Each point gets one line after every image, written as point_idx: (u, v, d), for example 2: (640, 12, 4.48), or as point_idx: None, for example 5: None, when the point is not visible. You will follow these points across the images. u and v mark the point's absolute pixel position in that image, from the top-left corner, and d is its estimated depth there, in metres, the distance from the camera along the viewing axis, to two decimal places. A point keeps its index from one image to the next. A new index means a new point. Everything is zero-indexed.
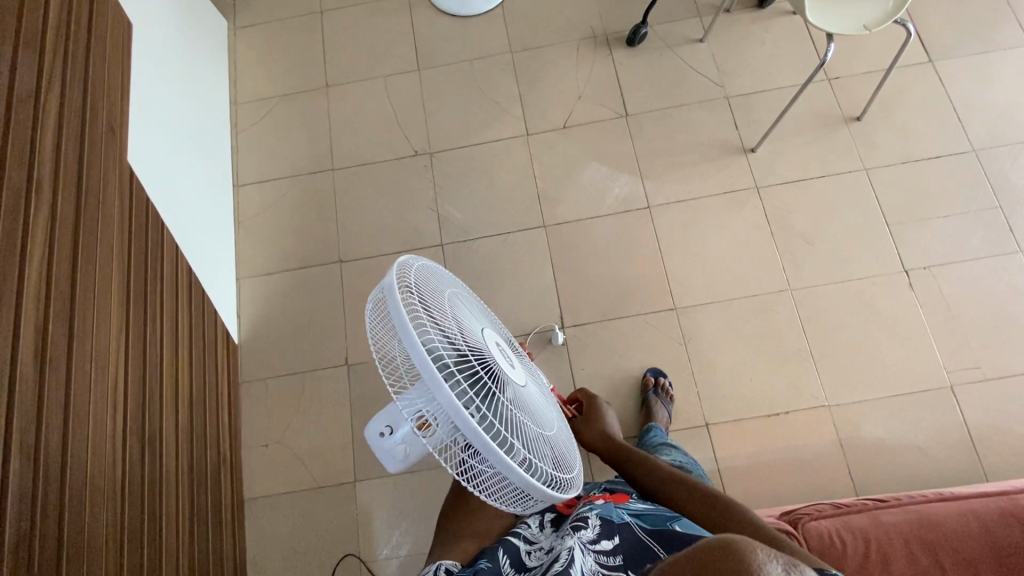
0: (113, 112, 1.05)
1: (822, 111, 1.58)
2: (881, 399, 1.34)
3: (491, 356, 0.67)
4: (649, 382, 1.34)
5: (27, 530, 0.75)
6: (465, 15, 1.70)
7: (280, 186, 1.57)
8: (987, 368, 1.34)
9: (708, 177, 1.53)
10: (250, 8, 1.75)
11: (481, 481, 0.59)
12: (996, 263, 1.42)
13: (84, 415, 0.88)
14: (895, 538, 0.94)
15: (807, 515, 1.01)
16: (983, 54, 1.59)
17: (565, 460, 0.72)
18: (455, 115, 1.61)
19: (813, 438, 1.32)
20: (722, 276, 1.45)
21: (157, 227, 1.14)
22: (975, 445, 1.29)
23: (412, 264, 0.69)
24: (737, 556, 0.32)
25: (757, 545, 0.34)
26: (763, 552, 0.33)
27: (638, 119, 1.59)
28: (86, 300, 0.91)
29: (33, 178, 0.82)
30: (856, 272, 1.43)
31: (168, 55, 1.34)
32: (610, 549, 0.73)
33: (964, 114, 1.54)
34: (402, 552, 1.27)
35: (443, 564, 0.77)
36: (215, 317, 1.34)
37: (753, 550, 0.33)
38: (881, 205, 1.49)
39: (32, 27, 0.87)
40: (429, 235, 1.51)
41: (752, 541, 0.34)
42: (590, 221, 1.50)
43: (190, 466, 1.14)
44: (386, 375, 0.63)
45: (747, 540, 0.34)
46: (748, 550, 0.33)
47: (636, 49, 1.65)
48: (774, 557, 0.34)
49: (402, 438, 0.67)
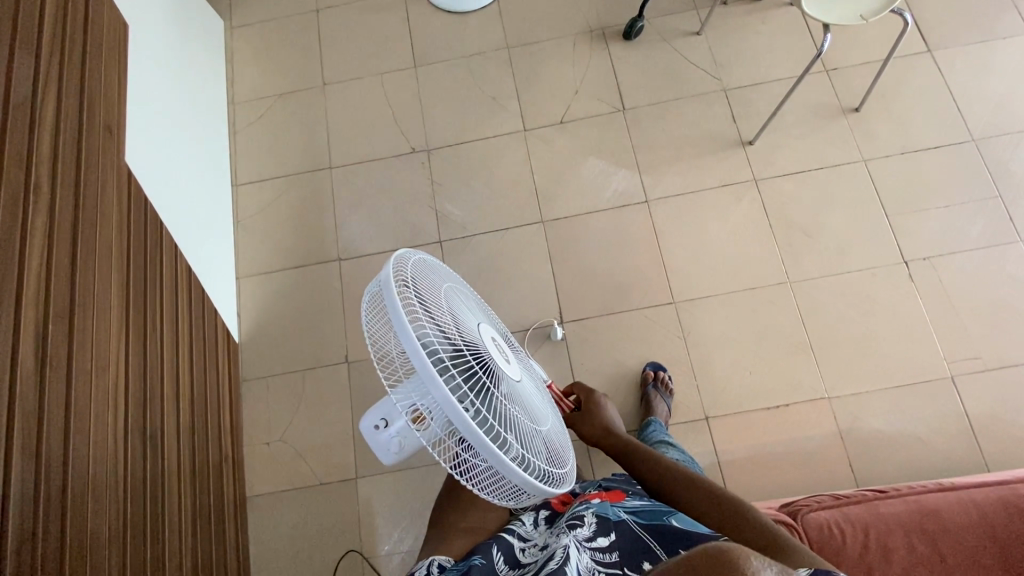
0: (110, 114, 1.05)
1: (821, 102, 1.57)
2: (881, 390, 1.34)
3: (487, 351, 0.68)
4: (649, 375, 1.34)
5: (30, 531, 0.75)
6: (461, 10, 1.70)
7: (279, 184, 1.57)
8: (988, 358, 1.34)
9: (707, 169, 1.53)
10: (246, 7, 1.75)
11: (474, 475, 0.60)
12: (996, 253, 1.41)
13: (86, 415, 0.88)
14: (894, 528, 0.95)
15: (807, 506, 1.00)
16: (983, 43, 1.58)
17: (558, 454, 0.72)
18: (452, 111, 1.61)
19: (813, 431, 1.32)
20: (721, 269, 1.45)
21: (156, 228, 1.15)
22: (976, 435, 1.29)
23: (409, 258, 0.69)
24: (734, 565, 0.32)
25: (751, 554, 0.34)
26: (757, 561, 0.34)
27: (637, 112, 1.58)
28: (86, 298, 0.91)
29: (32, 178, 0.83)
30: (856, 263, 1.43)
31: (166, 57, 1.35)
32: (607, 547, 0.74)
33: (963, 104, 1.54)
34: (404, 548, 1.28)
35: (436, 561, 0.78)
36: (215, 317, 1.35)
37: (746, 558, 0.33)
38: (880, 196, 1.48)
39: (30, 28, 0.88)
40: (427, 232, 1.51)
41: (745, 548, 0.34)
42: (588, 216, 1.50)
43: (192, 464, 1.15)
44: (382, 370, 0.64)
45: (742, 547, 0.34)
46: (742, 558, 0.33)
47: (634, 42, 1.65)
48: (768, 566, 0.34)
49: (398, 431, 0.68)
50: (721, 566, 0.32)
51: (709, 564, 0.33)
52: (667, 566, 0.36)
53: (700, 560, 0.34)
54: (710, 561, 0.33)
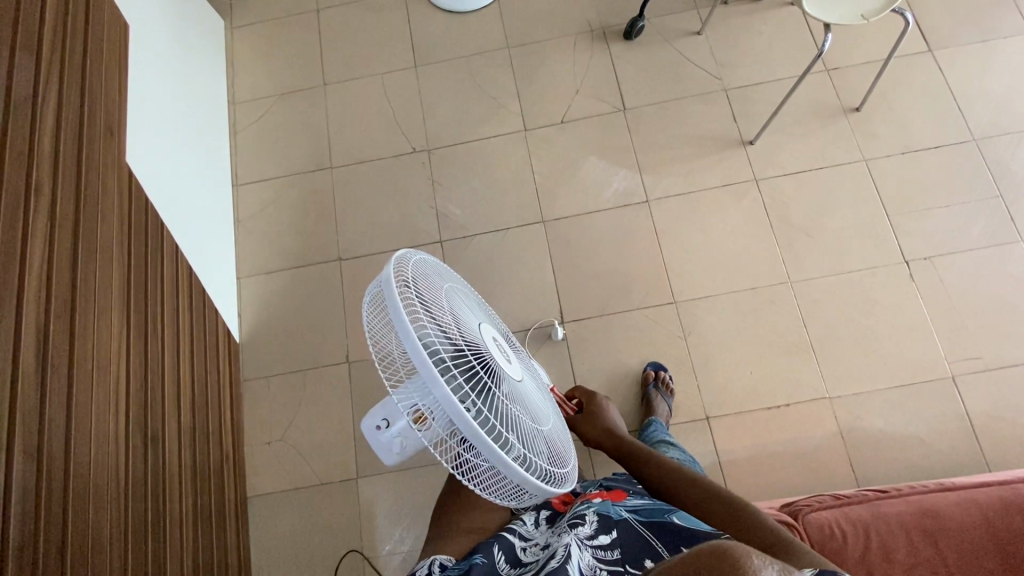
0: (111, 115, 1.05)
1: (821, 102, 1.57)
2: (881, 390, 1.34)
3: (488, 351, 0.68)
4: (650, 375, 1.34)
5: (31, 532, 0.75)
6: (461, 10, 1.70)
7: (279, 184, 1.57)
8: (989, 358, 1.34)
9: (707, 169, 1.53)
10: (246, 7, 1.75)
11: (476, 475, 0.60)
12: (996, 253, 1.41)
13: (87, 415, 0.88)
14: (895, 528, 0.95)
15: (808, 506, 1.00)
16: (983, 43, 1.58)
17: (560, 454, 0.72)
18: (453, 111, 1.61)
19: (814, 431, 1.32)
20: (722, 269, 1.45)
21: (156, 228, 1.15)
22: (976, 435, 1.29)
23: (410, 258, 0.69)
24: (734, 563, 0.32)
25: (751, 552, 0.34)
26: (757, 560, 0.34)
27: (637, 112, 1.58)
28: (87, 298, 0.91)
29: (32, 179, 0.83)
30: (856, 263, 1.43)
31: (167, 56, 1.35)
32: (608, 544, 0.74)
33: (964, 103, 1.54)
34: (404, 548, 1.28)
35: (437, 560, 0.77)
36: (216, 317, 1.35)
37: (746, 557, 0.33)
38: (880, 196, 1.48)
39: (30, 28, 0.88)
40: (427, 232, 1.51)
41: (746, 547, 0.34)
42: (588, 216, 1.50)
43: (193, 464, 1.15)
44: (383, 371, 0.64)
45: (742, 545, 0.34)
46: (744, 558, 0.33)
47: (634, 42, 1.65)
48: (769, 564, 0.34)
49: (399, 431, 0.68)
50: (721, 564, 0.32)
51: (710, 562, 0.33)
52: (667, 566, 0.36)
53: (701, 559, 0.33)
54: (710, 559, 0.33)
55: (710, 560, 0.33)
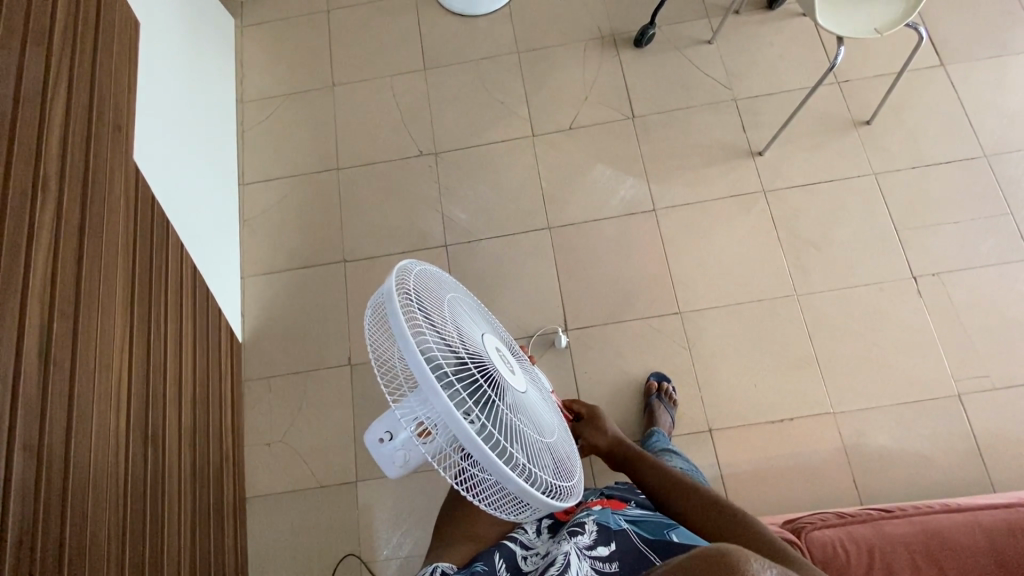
0: (119, 108, 1.05)
1: (832, 114, 1.56)
2: (887, 406, 1.33)
3: (491, 363, 0.67)
4: (652, 386, 1.34)
5: (30, 527, 0.75)
6: (471, 14, 1.70)
7: (285, 185, 1.57)
8: (996, 377, 1.33)
9: (715, 179, 1.52)
10: (257, 6, 1.75)
11: (480, 489, 0.59)
12: (1005, 270, 1.40)
13: (88, 413, 0.88)
14: (899, 550, 0.94)
15: (811, 524, 0.99)
16: (997, 58, 1.57)
17: (565, 467, 0.71)
18: (461, 115, 1.61)
19: (816, 446, 1.31)
20: (727, 279, 1.44)
21: (163, 224, 1.15)
22: (982, 453, 1.28)
23: (412, 269, 0.69)
24: (731, 565, 0.32)
25: (751, 556, 0.34)
26: (757, 563, 0.34)
27: (645, 120, 1.58)
28: (91, 288, 0.91)
29: (40, 172, 0.83)
30: (864, 278, 1.42)
31: (175, 51, 1.34)
32: (607, 556, 0.73)
33: (976, 119, 1.53)
34: (403, 553, 1.27)
35: (439, 567, 0.77)
36: (220, 317, 1.34)
37: (747, 560, 0.33)
38: (890, 211, 1.47)
39: (41, 22, 0.88)
40: (432, 235, 1.51)
41: (746, 551, 0.34)
42: (594, 223, 1.50)
43: (193, 462, 1.14)
44: (385, 383, 0.63)
45: (742, 549, 0.34)
46: (743, 559, 0.33)
47: (645, 50, 1.64)
48: (768, 568, 0.34)
49: (402, 443, 0.66)
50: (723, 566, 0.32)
51: (712, 563, 0.32)
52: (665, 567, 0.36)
53: (700, 561, 0.33)
54: (713, 560, 0.33)
55: (706, 563, 0.33)
